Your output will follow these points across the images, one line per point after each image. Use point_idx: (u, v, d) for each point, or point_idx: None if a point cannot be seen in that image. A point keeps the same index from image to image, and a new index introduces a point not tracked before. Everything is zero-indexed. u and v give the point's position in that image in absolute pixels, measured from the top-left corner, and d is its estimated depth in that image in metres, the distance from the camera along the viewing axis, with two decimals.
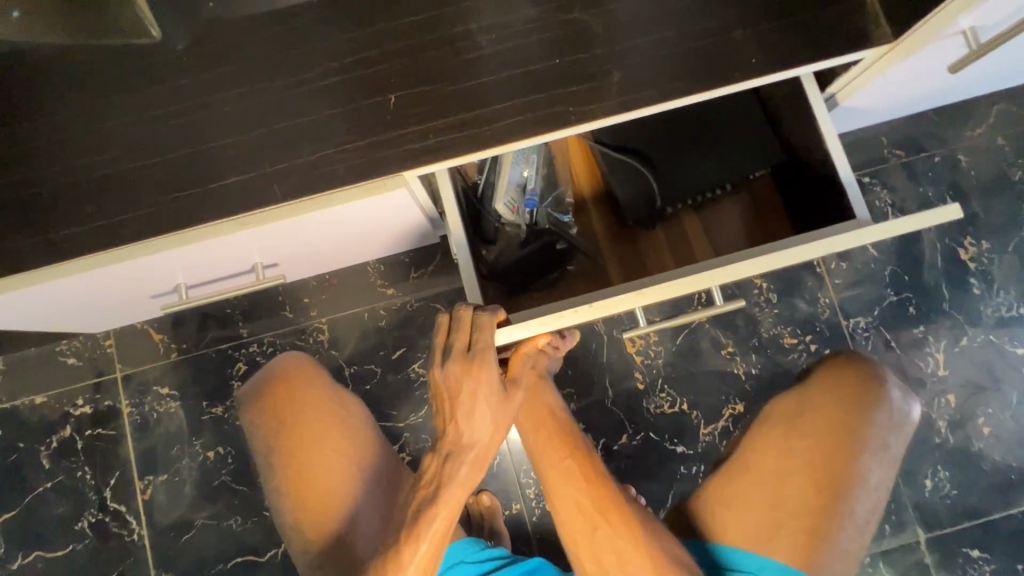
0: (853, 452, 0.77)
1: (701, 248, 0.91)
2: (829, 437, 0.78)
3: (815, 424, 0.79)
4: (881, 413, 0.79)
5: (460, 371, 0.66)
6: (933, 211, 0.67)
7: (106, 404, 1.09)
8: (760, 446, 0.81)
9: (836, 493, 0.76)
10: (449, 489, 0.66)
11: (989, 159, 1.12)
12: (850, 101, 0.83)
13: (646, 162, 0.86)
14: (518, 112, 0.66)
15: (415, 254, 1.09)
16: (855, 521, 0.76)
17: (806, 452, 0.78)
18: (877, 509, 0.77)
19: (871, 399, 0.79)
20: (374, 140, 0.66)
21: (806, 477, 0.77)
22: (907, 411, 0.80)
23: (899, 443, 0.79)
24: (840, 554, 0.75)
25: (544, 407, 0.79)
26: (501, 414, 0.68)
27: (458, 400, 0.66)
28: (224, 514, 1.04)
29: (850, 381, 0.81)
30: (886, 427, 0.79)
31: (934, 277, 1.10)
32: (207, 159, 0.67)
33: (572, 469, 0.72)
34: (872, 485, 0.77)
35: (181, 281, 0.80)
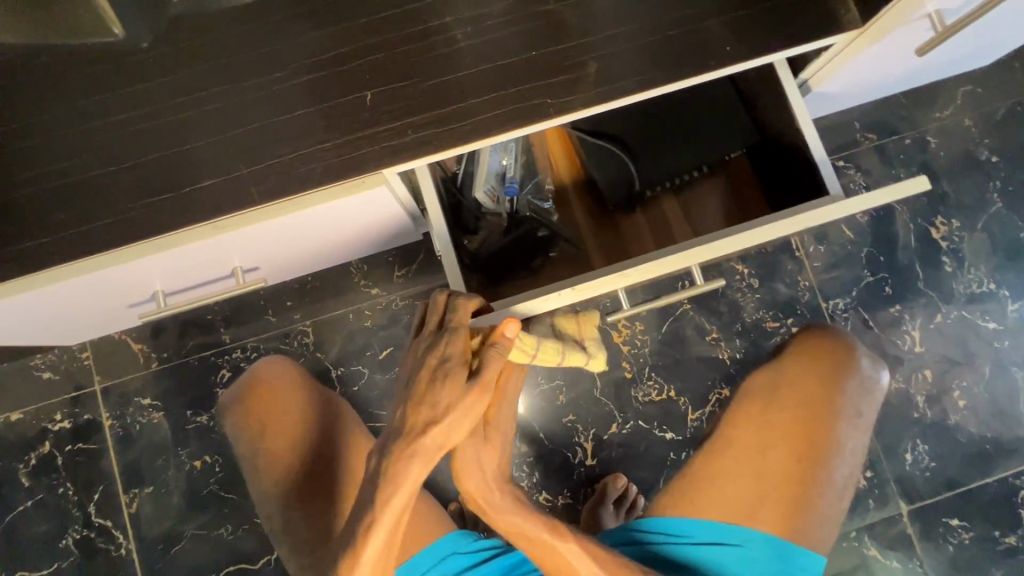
0: (829, 421, 0.79)
1: (680, 229, 0.92)
2: (806, 410, 0.80)
3: (792, 395, 0.81)
4: (854, 381, 0.81)
5: (428, 348, 0.67)
6: (899, 184, 0.70)
7: (86, 417, 1.06)
8: (739, 421, 0.82)
9: (815, 462, 0.78)
10: (397, 480, 0.64)
11: (958, 140, 1.15)
12: (822, 87, 0.84)
13: (624, 148, 0.87)
14: (497, 105, 0.66)
15: (398, 253, 1.08)
16: (833, 487, 0.78)
17: (784, 424, 0.80)
18: (855, 474, 0.79)
19: (845, 369, 0.81)
20: (351, 138, 0.65)
21: (786, 448, 0.79)
22: (877, 378, 0.83)
23: (872, 410, 0.82)
24: (822, 521, 0.77)
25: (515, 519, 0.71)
26: (457, 401, 0.65)
27: (420, 378, 0.66)
28: (214, 523, 1.03)
29: (823, 355, 0.82)
30: (859, 395, 0.81)
31: (908, 257, 1.13)
32: (179, 162, 0.65)
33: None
34: (849, 452, 0.79)
35: (158, 289, 0.78)
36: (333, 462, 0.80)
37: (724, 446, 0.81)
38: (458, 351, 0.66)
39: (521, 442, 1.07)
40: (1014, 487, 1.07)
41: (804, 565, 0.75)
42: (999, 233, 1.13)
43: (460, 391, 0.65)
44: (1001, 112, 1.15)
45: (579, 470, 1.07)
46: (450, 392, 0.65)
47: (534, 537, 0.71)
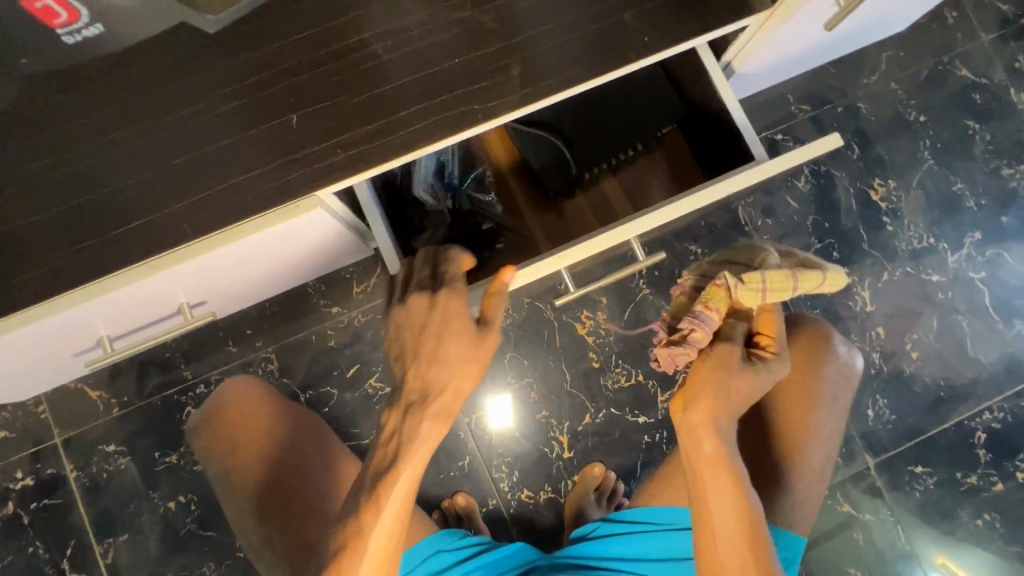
0: (807, 408, 0.81)
1: (622, 208, 0.95)
2: (785, 396, 0.82)
3: (771, 385, 0.83)
4: (828, 367, 0.83)
5: (425, 306, 0.67)
6: (817, 142, 0.74)
7: (49, 472, 1.03)
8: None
9: (794, 447, 0.80)
10: (410, 452, 0.65)
11: (886, 104, 1.19)
12: (745, 68, 0.87)
13: (559, 135, 0.89)
14: (430, 115, 0.66)
15: (355, 269, 1.08)
16: (812, 471, 0.80)
17: (767, 413, 0.82)
18: (832, 457, 0.82)
19: (819, 355, 0.84)
20: (282, 164, 0.65)
21: (767, 437, 0.81)
22: (851, 363, 0.85)
23: (847, 394, 0.84)
24: (801, 503, 0.80)
25: (717, 458, 0.67)
26: (471, 353, 0.67)
27: (425, 336, 0.67)
28: (196, 562, 1.01)
29: (799, 345, 0.85)
30: (835, 381, 0.83)
31: (851, 221, 1.17)
32: (106, 205, 0.64)
33: (741, 532, 0.65)
34: (827, 436, 0.81)
35: (103, 334, 0.76)
36: (305, 478, 0.79)
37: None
38: (462, 304, 0.67)
39: (501, 442, 1.08)
40: (970, 430, 1.12)
41: (787, 541, 0.78)
42: (932, 189, 1.18)
43: (475, 342, 0.67)
44: (923, 73, 1.20)
45: (557, 464, 1.08)
46: (461, 347, 0.66)
47: (723, 512, 0.66)
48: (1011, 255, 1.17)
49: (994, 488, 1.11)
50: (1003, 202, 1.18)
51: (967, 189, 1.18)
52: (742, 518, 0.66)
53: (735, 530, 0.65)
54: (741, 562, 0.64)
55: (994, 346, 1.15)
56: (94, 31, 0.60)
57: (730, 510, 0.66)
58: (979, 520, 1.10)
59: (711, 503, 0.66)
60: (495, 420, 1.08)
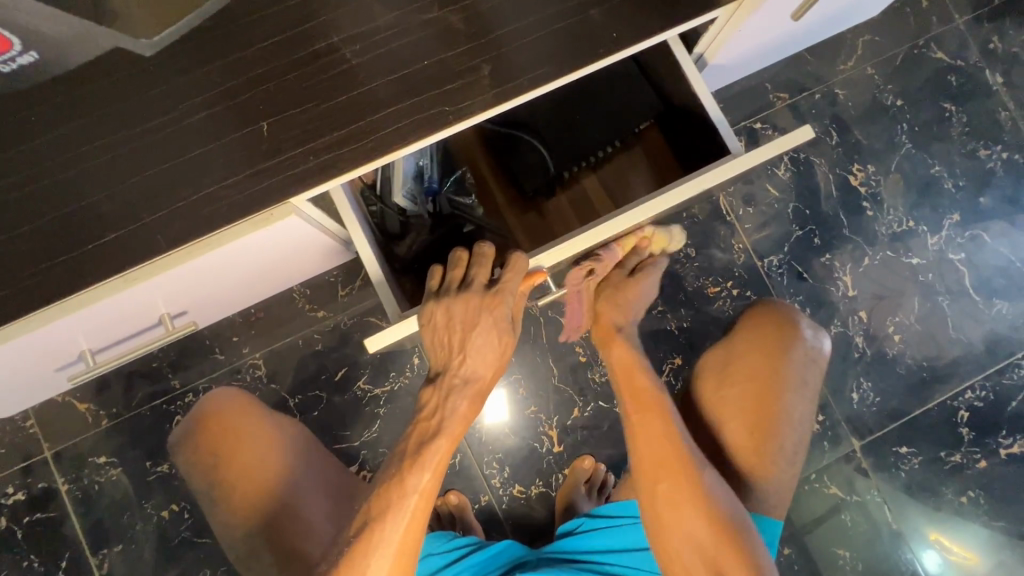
0: (778, 393, 0.82)
1: (602, 204, 0.96)
2: (756, 382, 0.83)
3: (742, 372, 0.84)
4: (798, 352, 0.84)
5: (478, 304, 0.71)
6: (789, 135, 0.74)
7: (40, 486, 1.03)
8: (698, 398, 0.87)
9: (768, 433, 0.81)
10: (438, 437, 0.68)
11: (863, 89, 1.20)
12: (717, 59, 0.87)
13: (535, 134, 0.90)
14: (402, 117, 0.66)
15: (339, 272, 1.08)
16: (786, 455, 0.82)
17: (739, 400, 0.83)
18: (804, 440, 0.83)
19: (788, 340, 0.85)
20: (255, 171, 0.65)
21: (740, 422, 0.82)
22: (820, 346, 0.87)
23: (817, 377, 0.85)
24: (776, 486, 0.82)
25: (626, 362, 0.82)
26: (505, 351, 0.74)
27: (469, 332, 0.71)
28: (191, 569, 1.02)
29: (768, 331, 0.86)
30: (804, 364, 0.84)
31: (832, 206, 1.17)
32: (78, 220, 0.63)
33: (654, 414, 0.78)
34: (798, 419, 0.83)
35: (84, 348, 0.76)
36: (292, 483, 0.79)
37: None
38: (509, 309, 0.72)
39: (490, 439, 1.09)
40: (953, 410, 1.14)
41: (763, 529, 0.80)
42: (911, 172, 1.19)
43: (509, 342, 0.74)
44: (899, 57, 1.21)
45: (547, 458, 1.08)
46: (499, 344, 0.73)
47: (640, 400, 0.80)
48: (990, 235, 1.18)
49: (977, 465, 1.13)
50: (980, 183, 1.19)
51: (945, 171, 1.19)
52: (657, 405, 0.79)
53: (651, 412, 0.78)
54: (659, 436, 0.76)
55: (974, 325, 1.16)
56: (30, 58, 0.58)
57: (645, 398, 0.80)
58: (963, 497, 1.12)
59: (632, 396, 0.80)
60: (486, 415, 1.09)
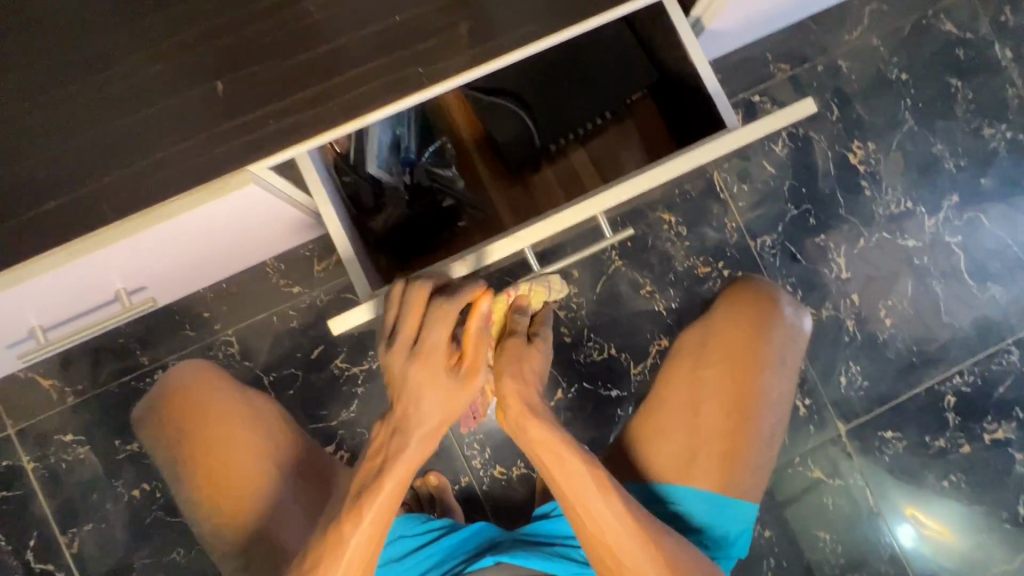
0: (756, 373, 0.80)
1: (592, 180, 0.90)
2: (734, 363, 0.80)
3: (719, 352, 0.81)
4: (777, 330, 0.82)
5: (405, 361, 0.60)
6: (790, 108, 0.69)
7: (5, 464, 1.00)
8: (669, 378, 0.83)
9: (745, 415, 0.79)
10: (403, 437, 0.62)
11: (868, 61, 1.14)
12: (716, 24, 0.81)
13: (521, 103, 0.84)
14: (371, 78, 0.61)
15: (315, 246, 1.03)
16: (763, 437, 0.80)
17: (716, 380, 0.80)
18: (782, 421, 0.81)
19: (768, 318, 0.82)
20: (208, 136, 0.59)
21: (717, 403, 0.80)
22: (800, 324, 0.84)
23: (795, 356, 0.82)
24: (755, 471, 0.79)
25: (548, 440, 0.67)
26: (451, 404, 0.62)
27: (402, 391, 0.61)
28: (165, 548, 1.00)
29: (746, 308, 0.82)
30: (783, 343, 0.82)
31: (829, 185, 1.13)
32: (15, 185, 0.58)
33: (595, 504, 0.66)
34: (776, 400, 0.80)
35: (35, 324, 0.71)
36: (261, 465, 0.76)
37: (658, 407, 0.82)
38: (441, 361, 0.61)
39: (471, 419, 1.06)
40: (941, 394, 1.13)
41: (738, 512, 0.78)
42: (912, 151, 1.15)
43: (454, 393, 0.62)
44: (907, 28, 1.15)
45: None
46: (441, 399, 0.61)
47: (573, 489, 0.66)
48: (988, 218, 1.15)
49: (961, 450, 1.12)
50: (982, 163, 1.15)
51: (947, 151, 1.15)
52: (599, 490, 0.66)
53: (593, 502, 0.66)
54: (608, 529, 0.65)
55: (966, 310, 1.14)
56: None
57: (580, 485, 0.66)
58: (945, 481, 1.12)
59: (563, 484, 0.67)
60: None
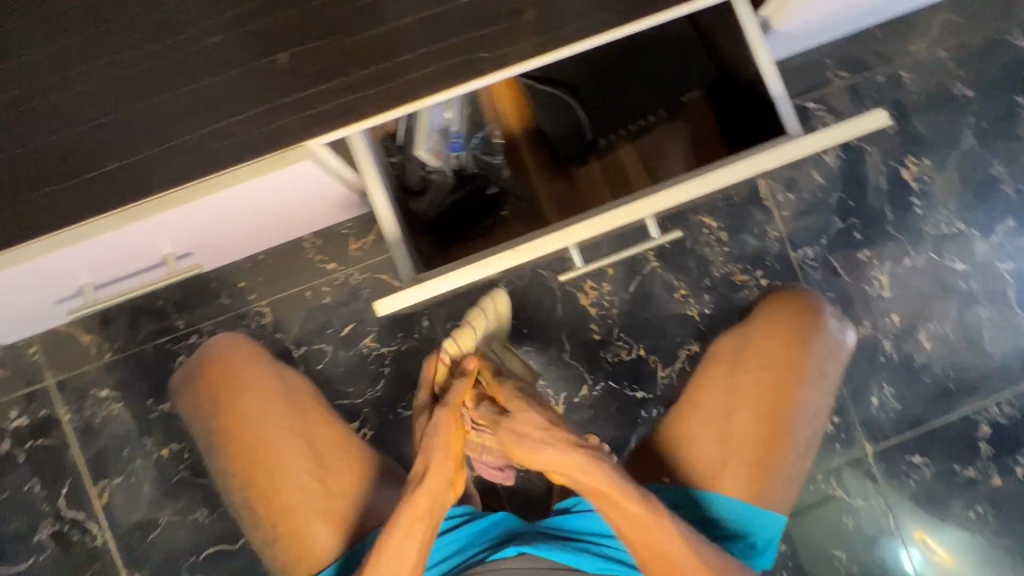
0: (794, 385, 0.78)
1: (639, 178, 0.88)
2: (771, 373, 0.79)
3: (755, 360, 0.80)
4: (818, 343, 0.80)
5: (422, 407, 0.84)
6: (859, 120, 0.66)
7: (43, 413, 1.03)
8: (704, 383, 0.82)
9: (780, 426, 0.78)
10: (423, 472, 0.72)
11: (932, 73, 1.10)
12: (784, 26, 0.78)
13: (575, 94, 0.83)
14: (432, 61, 0.60)
15: (353, 224, 1.04)
16: (798, 450, 0.78)
17: (752, 389, 0.79)
18: (817, 435, 0.79)
19: (809, 330, 0.80)
20: (268, 109, 0.59)
21: (751, 412, 0.78)
22: (842, 338, 0.81)
23: (837, 369, 0.80)
24: (787, 484, 0.78)
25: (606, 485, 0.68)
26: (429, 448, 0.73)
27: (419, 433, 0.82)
28: (189, 507, 1.02)
29: (787, 320, 0.81)
30: (823, 356, 0.80)
31: (878, 200, 1.10)
32: (79, 144, 0.59)
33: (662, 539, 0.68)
34: (813, 413, 0.78)
35: (86, 282, 0.73)
36: (294, 440, 0.77)
37: (689, 412, 0.81)
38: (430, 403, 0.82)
39: None
40: (975, 424, 1.10)
41: (766, 524, 0.77)
42: (969, 170, 1.10)
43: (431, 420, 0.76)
44: (976, 41, 1.10)
45: None
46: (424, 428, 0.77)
47: (640, 530, 0.68)
48: None
49: (991, 481, 1.09)
50: None
51: (1007, 173, 1.10)
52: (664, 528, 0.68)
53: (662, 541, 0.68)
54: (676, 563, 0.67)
55: (1010, 339, 1.10)
56: None
57: (649, 528, 0.68)
58: (971, 512, 1.09)
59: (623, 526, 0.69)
60: None
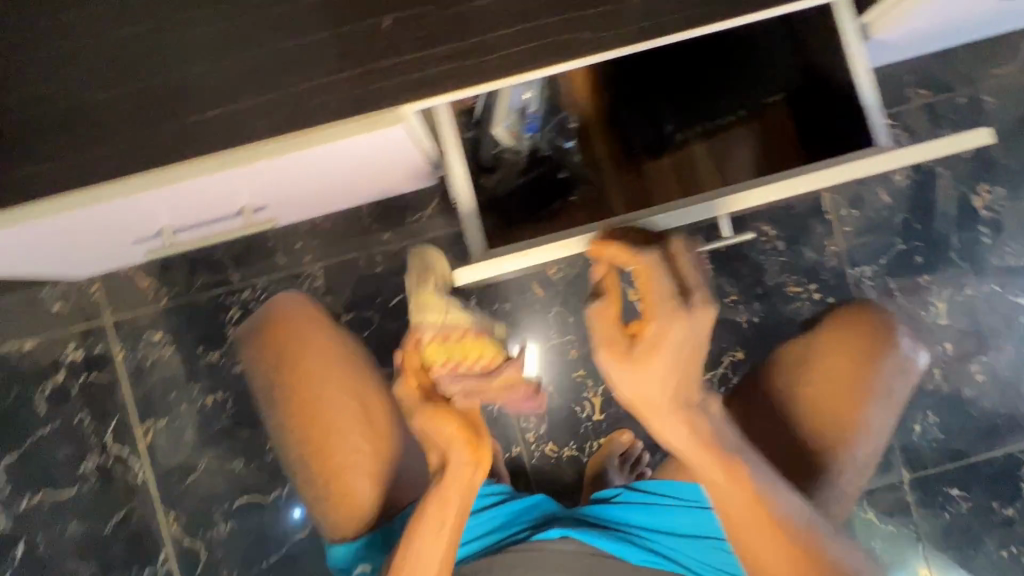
0: (858, 400, 0.77)
1: (712, 178, 0.82)
2: (835, 386, 0.78)
3: (818, 371, 0.79)
4: (888, 361, 0.78)
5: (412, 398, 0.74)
6: (962, 135, 0.64)
7: (98, 350, 1.06)
8: (763, 388, 0.82)
9: (840, 440, 0.77)
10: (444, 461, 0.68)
11: (1016, 100, 1.07)
12: (882, 35, 0.77)
13: (659, 87, 0.85)
14: (535, 37, 0.60)
15: (412, 197, 1.05)
16: (856, 466, 0.77)
17: (812, 399, 0.78)
18: (876, 454, 0.78)
19: (881, 347, 0.78)
20: (368, 70, 0.60)
21: (809, 422, 0.78)
22: (912, 359, 0.80)
23: (905, 389, 0.79)
24: (840, 498, 0.77)
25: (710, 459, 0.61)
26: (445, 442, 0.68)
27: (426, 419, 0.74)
28: (227, 456, 1.05)
29: (857, 333, 0.79)
30: (892, 375, 0.78)
31: (945, 225, 1.07)
32: (184, 89, 0.61)
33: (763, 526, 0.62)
34: (876, 431, 0.77)
35: (166, 224, 0.75)
36: (349, 400, 0.79)
37: (745, 416, 0.81)
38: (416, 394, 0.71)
39: None
40: (1019, 463, 1.07)
41: None
42: None
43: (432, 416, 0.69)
44: None
45: (585, 425, 1.06)
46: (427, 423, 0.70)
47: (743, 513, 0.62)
48: None
49: None
50: None
51: None
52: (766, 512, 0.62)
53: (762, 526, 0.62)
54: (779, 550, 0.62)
55: None
56: None
57: (744, 517, 0.63)
58: (1005, 552, 1.07)
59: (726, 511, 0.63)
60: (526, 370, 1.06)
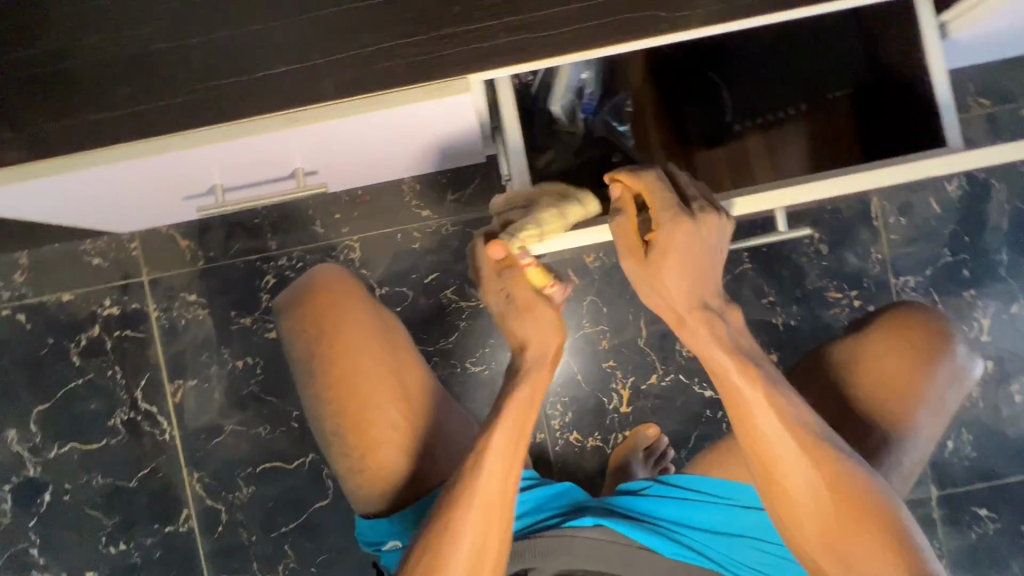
0: (909, 407, 0.74)
1: (764, 170, 0.85)
2: (885, 392, 0.75)
3: (869, 375, 0.75)
4: (942, 369, 0.76)
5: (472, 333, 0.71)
6: None
7: (133, 306, 1.07)
8: (808, 388, 0.78)
9: (886, 445, 0.73)
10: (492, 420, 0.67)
11: None
12: (960, 34, 0.74)
13: (720, 73, 0.86)
14: (610, 11, 0.59)
15: (453, 175, 1.04)
16: (901, 471, 0.73)
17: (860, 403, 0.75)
18: (920, 462, 0.75)
19: (934, 354, 0.76)
20: (438, 36, 0.59)
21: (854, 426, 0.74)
22: (968, 369, 0.77)
23: (955, 398, 0.76)
24: None
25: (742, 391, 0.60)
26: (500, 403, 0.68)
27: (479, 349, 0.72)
28: (253, 421, 1.06)
29: (912, 338, 0.76)
30: (945, 383, 0.76)
31: (995, 240, 1.05)
32: (252, 44, 0.61)
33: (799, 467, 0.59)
34: (922, 438, 0.74)
35: (218, 182, 0.75)
36: (385, 372, 0.79)
37: None
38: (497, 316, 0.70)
39: (559, 381, 1.06)
40: None
41: None
42: None
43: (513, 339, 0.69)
44: None
45: (612, 416, 1.05)
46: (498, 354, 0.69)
47: (773, 457, 0.60)
48: None
49: None
50: None
51: None
52: (800, 455, 0.59)
53: (793, 463, 0.59)
54: (815, 499, 0.59)
55: None
56: None
57: (776, 457, 0.60)
58: None
59: (762, 453, 0.60)
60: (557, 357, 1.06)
